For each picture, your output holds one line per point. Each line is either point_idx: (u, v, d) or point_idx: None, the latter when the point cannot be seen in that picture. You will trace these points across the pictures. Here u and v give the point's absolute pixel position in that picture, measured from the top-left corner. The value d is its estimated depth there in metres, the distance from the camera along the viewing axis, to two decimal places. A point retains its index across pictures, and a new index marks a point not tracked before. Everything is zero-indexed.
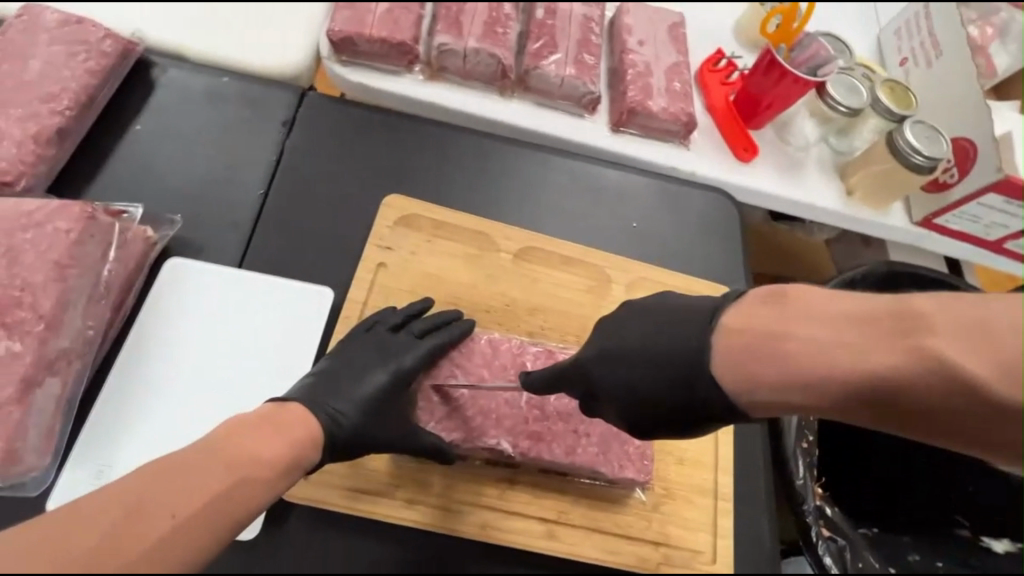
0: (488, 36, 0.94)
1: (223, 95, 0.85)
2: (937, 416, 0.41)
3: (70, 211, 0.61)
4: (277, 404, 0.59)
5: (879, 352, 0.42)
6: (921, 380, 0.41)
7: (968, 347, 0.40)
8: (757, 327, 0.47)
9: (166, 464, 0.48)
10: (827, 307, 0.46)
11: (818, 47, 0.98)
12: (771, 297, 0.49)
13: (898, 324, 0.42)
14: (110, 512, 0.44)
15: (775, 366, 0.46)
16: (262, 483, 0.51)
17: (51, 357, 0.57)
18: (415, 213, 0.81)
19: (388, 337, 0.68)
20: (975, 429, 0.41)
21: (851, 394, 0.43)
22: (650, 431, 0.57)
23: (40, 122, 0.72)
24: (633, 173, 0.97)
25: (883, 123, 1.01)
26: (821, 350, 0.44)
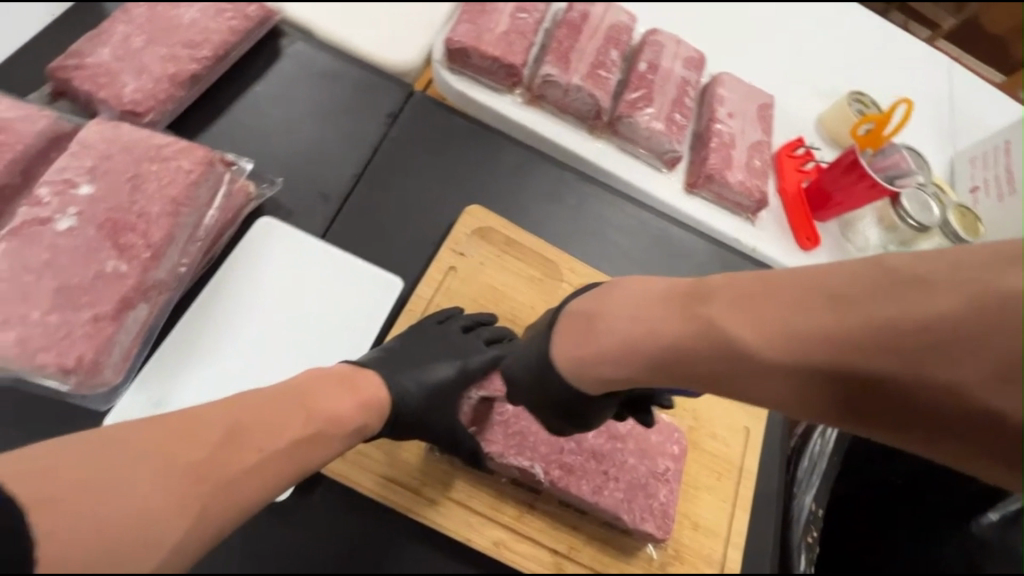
0: (592, 77, 0.98)
1: (339, 76, 0.91)
2: (725, 376, 0.48)
3: (195, 153, 0.66)
4: (354, 366, 0.64)
5: (669, 322, 0.51)
6: (695, 343, 0.49)
7: (728, 311, 0.48)
8: (589, 311, 0.59)
9: (263, 399, 0.54)
10: (650, 292, 0.56)
11: (900, 158, 1.02)
12: (605, 287, 0.60)
13: (687, 297, 0.51)
14: (210, 428, 0.49)
15: (598, 342, 0.56)
16: (333, 439, 0.57)
17: (148, 285, 0.60)
18: (491, 227, 0.84)
19: (456, 335, 0.71)
20: (745, 385, 0.47)
21: (658, 362, 0.52)
22: (565, 428, 0.65)
23: (179, 65, 0.77)
24: (696, 236, 1.01)
25: (947, 244, 1.02)
26: (628, 322, 0.54)
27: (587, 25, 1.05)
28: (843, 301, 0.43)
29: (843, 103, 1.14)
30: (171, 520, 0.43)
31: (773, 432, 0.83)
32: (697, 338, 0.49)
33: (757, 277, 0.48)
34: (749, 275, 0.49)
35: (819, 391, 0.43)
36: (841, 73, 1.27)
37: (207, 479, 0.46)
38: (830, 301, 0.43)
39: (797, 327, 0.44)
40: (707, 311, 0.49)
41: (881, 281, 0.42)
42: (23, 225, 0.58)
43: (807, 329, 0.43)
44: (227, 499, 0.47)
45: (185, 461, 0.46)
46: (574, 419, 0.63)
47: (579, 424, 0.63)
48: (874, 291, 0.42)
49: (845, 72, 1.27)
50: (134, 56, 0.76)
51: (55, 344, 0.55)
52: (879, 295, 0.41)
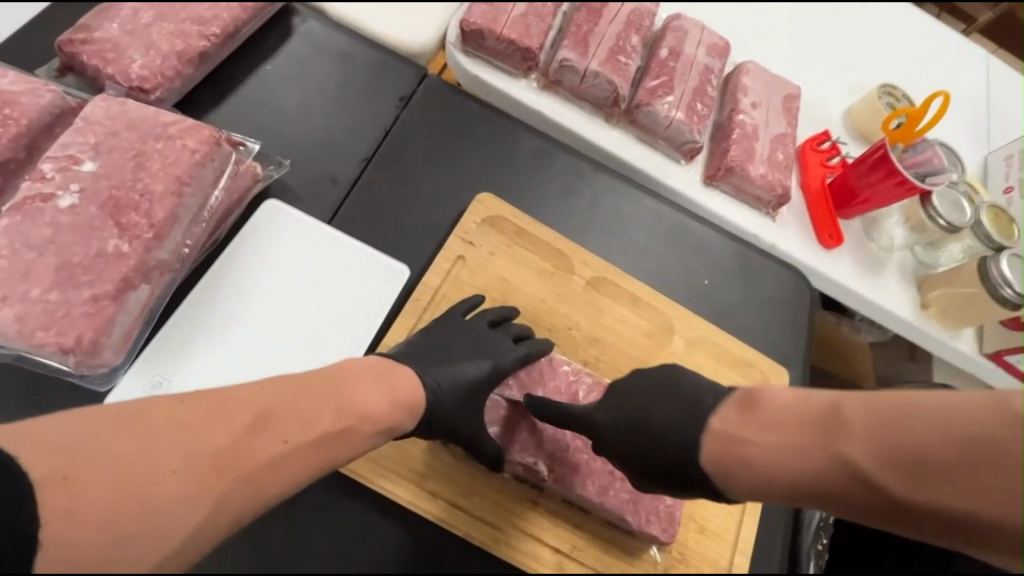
0: (611, 62, 0.95)
1: (351, 57, 0.88)
2: (869, 512, 0.49)
3: (201, 131, 0.64)
4: (391, 360, 0.66)
5: (818, 458, 0.51)
6: (849, 485, 0.49)
7: (884, 455, 0.47)
8: (728, 432, 0.58)
9: (294, 390, 0.56)
10: (789, 412, 0.55)
11: (933, 154, 0.96)
12: (742, 403, 0.59)
13: (833, 429, 0.51)
14: (238, 418, 0.51)
15: (742, 468, 0.56)
16: (363, 435, 0.58)
17: (150, 265, 0.59)
18: (502, 216, 0.82)
19: (487, 331, 0.72)
20: (909, 527, 0.47)
21: (796, 491, 0.53)
22: (650, 486, 0.65)
23: (187, 41, 0.75)
24: (714, 232, 0.98)
25: (979, 247, 0.98)
26: (775, 451, 0.54)
27: (607, 8, 1.01)
28: (983, 452, 0.44)
29: (872, 97, 1.09)
30: (186, 512, 0.46)
31: None
32: (838, 476, 0.50)
33: (909, 416, 0.48)
34: (902, 410, 0.48)
35: (957, 533, 0.45)
36: (871, 65, 1.22)
37: (227, 471, 0.49)
38: (970, 451, 0.44)
39: (939, 476, 0.45)
40: (858, 452, 0.49)
41: (1015, 430, 0.44)
42: (26, 201, 0.57)
43: (954, 474, 0.45)
44: (243, 493, 0.49)
45: (212, 449, 0.49)
46: (670, 484, 0.63)
47: (672, 489, 0.63)
48: (1010, 442, 0.43)
49: (875, 64, 1.22)
50: (142, 31, 0.74)
51: (55, 322, 0.54)
52: (1017, 446, 0.43)
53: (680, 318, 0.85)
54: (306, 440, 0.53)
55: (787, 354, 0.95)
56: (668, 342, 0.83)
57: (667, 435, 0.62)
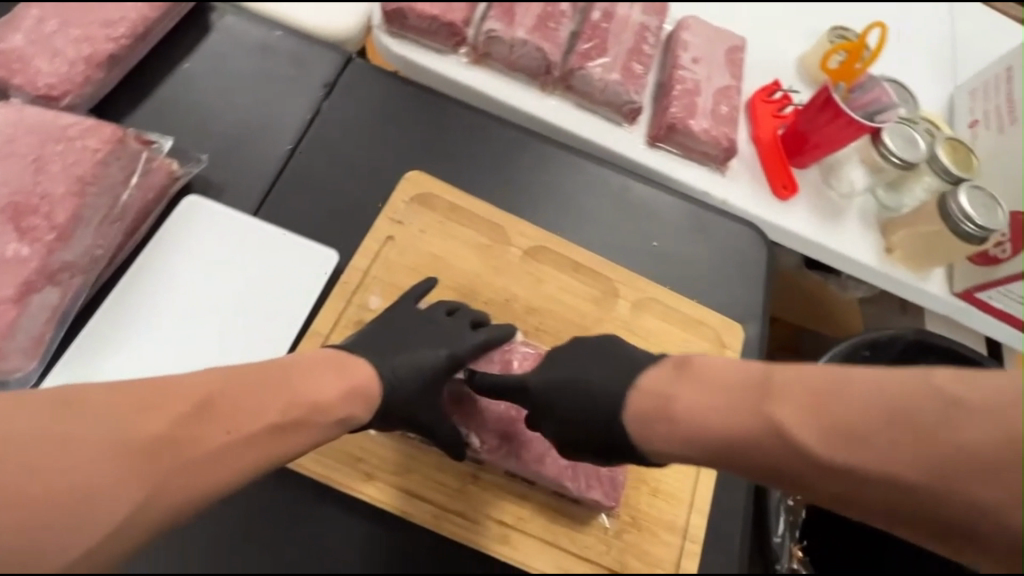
0: (539, 29, 0.93)
1: (272, 48, 0.87)
2: (780, 473, 0.46)
3: (103, 131, 0.65)
4: (342, 351, 0.62)
5: (741, 417, 0.48)
6: (766, 444, 0.47)
7: (806, 417, 0.45)
8: (657, 393, 0.55)
9: (239, 376, 0.52)
10: (720, 372, 0.52)
11: (881, 92, 0.95)
12: (676, 365, 0.56)
13: (759, 390, 0.48)
14: (177, 404, 0.48)
15: (664, 427, 0.53)
16: (314, 428, 0.54)
17: (54, 268, 0.61)
18: (432, 193, 0.80)
19: (442, 319, 0.67)
20: (819, 488, 0.45)
21: (716, 452, 0.50)
22: (582, 457, 0.62)
23: (95, 46, 0.75)
24: (664, 192, 0.94)
25: (938, 183, 0.94)
26: (701, 411, 0.51)
27: None
28: (900, 420, 0.42)
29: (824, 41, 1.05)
30: (115, 501, 0.44)
31: None
32: (759, 437, 0.47)
33: (838, 380, 0.45)
34: (833, 374, 0.46)
35: (863, 499, 0.43)
36: (822, 10, 1.17)
37: (159, 460, 0.46)
38: (890, 422, 0.42)
39: (853, 443, 0.43)
40: (781, 412, 0.46)
41: (938, 404, 0.41)
42: None
43: (873, 440, 0.42)
44: (180, 484, 0.47)
45: (146, 436, 0.46)
46: (599, 454, 0.60)
47: (600, 458, 0.60)
48: (929, 415, 0.41)
49: (827, 8, 1.18)
50: (49, 40, 0.75)
51: None
52: (939, 420, 0.41)
53: (625, 282, 0.83)
54: (250, 431, 0.50)
55: (742, 308, 0.90)
56: (613, 307, 0.81)
57: (599, 400, 0.58)
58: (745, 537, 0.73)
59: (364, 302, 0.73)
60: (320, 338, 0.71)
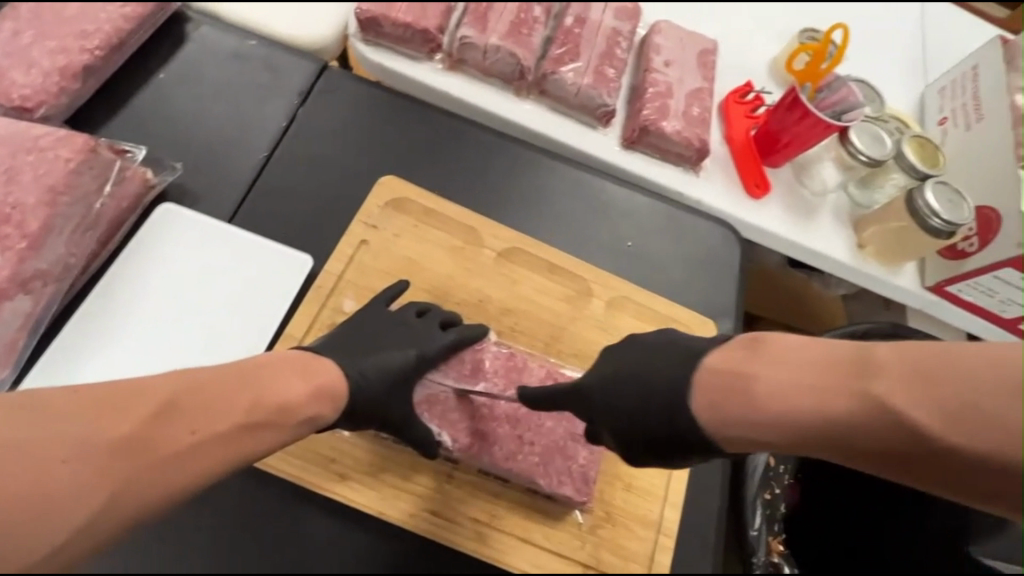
0: (513, 35, 0.94)
1: (247, 57, 0.88)
2: (886, 456, 0.44)
3: (75, 141, 0.66)
4: (311, 353, 0.63)
5: (836, 395, 0.46)
6: (866, 423, 0.44)
7: (913, 393, 0.42)
8: (734, 371, 0.52)
9: (205, 379, 0.53)
10: (803, 350, 0.50)
11: (847, 91, 0.96)
12: (748, 342, 0.53)
13: (856, 367, 0.46)
14: (141, 405, 0.49)
15: (745, 408, 0.50)
16: (280, 428, 0.55)
17: (26, 276, 0.61)
18: (407, 197, 0.82)
19: (413, 320, 0.69)
20: (923, 467, 0.42)
21: (810, 433, 0.47)
22: (636, 460, 0.59)
23: (69, 57, 0.76)
24: (638, 193, 0.95)
25: (906, 180, 0.96)
26: (789, 390, 0.48)
27: None
28: None
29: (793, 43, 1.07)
30: (79, 501, 0.45)
31: None
32: (862, 415, 0.44)
33: (949, 355, 0.42)
34: (939, 350, 0.43)
35: (984, 483, 0.41)
36: (793, 13, 1.20)
37: (125, 463, 0.47)
38: (1015, 400, 0.39)
39: (973, 422, 0.40)
40: (885, 389, 0.43)
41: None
42: None
43: (996, 419, 0.40)
44: (146, 484, 0.48)
45: (111, 438, 0.47)
46: (660, 455, 0.57)
47: (662, 460, 0.57)
48: None
49: (798, 11, 1.20)
50: (24, 52, 0.76)
51: None
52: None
53: (599, 281, 0.84)
54: (216, 431, 0.51)
55: (715, 306, 0.92)
56: (587, 306, 0.83)
57: (657, 395, 0.56)
58: (720, 530, 0.74)
59: (338, 305, 0.74)
60: (294, 341, 0.72)
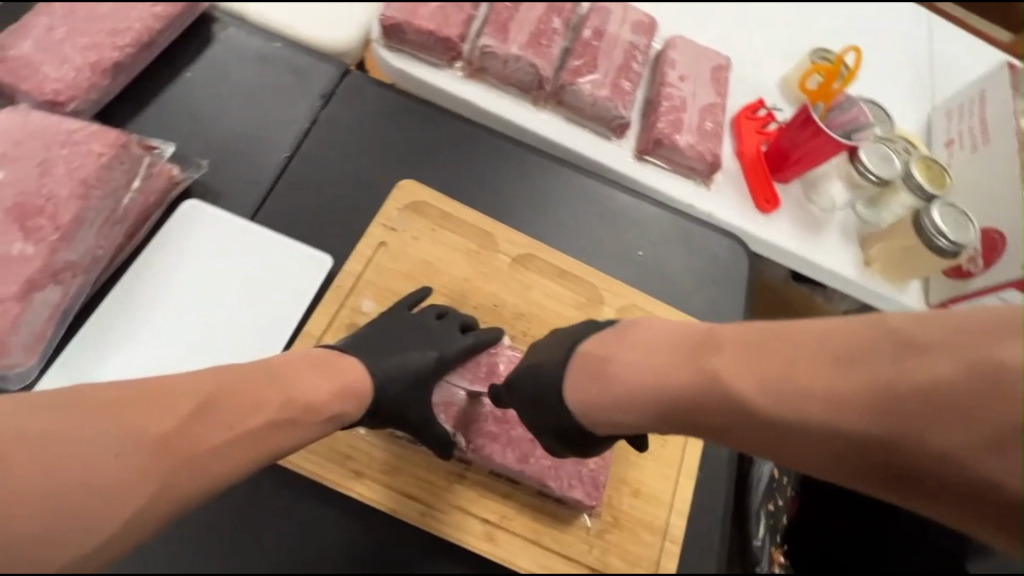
0: (532, 46, 0.96)
1: (272, 59, 0.90)
2: (723, 427, 0.50)
3: (108, 136, 0.68)
4: (335, 351, 0.64)
5: (676, 374, 0.53)
6: (700, 396, 0.51)
7: (736, 366, 0.49)
8: (600, 357, 0.60)
9: (239, 377, 0.54)
10: (659, 336, 0.57)
11: (858, 112, 0.99)
12: (616, 332, 0.61)
13: (695, 347, 0.53)
14: (181, 402, 0.50)
15: (606, 389, 0.58)
16: (310, 424, 0.57)
17: (58, 267, 0.63)
18: (425, 201, 0.83)
19: (432, 323, 0.70)
20: (748, 435, 0.49)
21: (670, 410, 0.54)
22: (561, 451, 0.65)
23: (101, 53, 0.78)
24: (650, 203, 0.97)
25: (913, 200, 0.98)
26: (639, 371, 0.56)
27: None
28: (823, 362, 0.45)
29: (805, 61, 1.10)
30: (128, 492, 0.46)
31: None
32: (702, 389, 0.51)
33: (765, 333, 0.49)
34: (758, 328, 0.50)
35: (798, 447, 0.46)
36: (805, 34, 1.22)
37: (164, 460, 0.48)
38: (826, 363, 0.45)
39: (788, 386, 0.46)
40: (712, 364, 0.51)
41: (876, 343, 0.44)
42: None
43: (798, 386, 0.46)
44: (191, 478, 0.49)
45: (155, 433, 0.48)
46: (576, 445, 0.63)
47: (573, 448, 0.63)
48: (847, 354, 0.44)
49: (809, 32, 1.23)
50: (56, 47, 0.77)
51: None
52: (877, 356, 0.43)
53: (610, 290, 0.86)
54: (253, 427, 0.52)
55: (725, 317, 0.93)
56: (598, 314, 0.84)
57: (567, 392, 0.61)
58: (724, 538, 0.75)
59: (357, 305, 0.76)
60: (312, 339, 0.73)
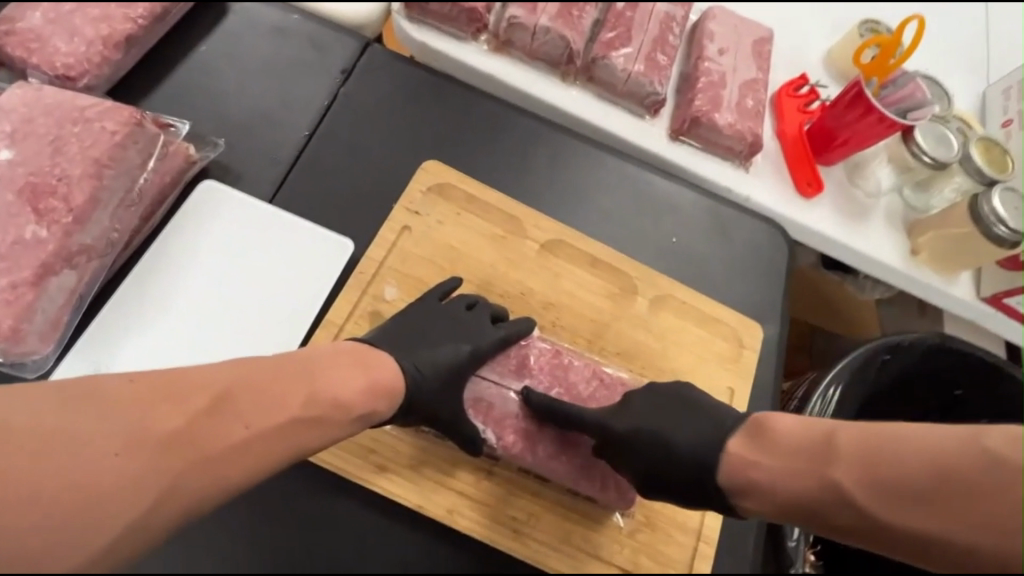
0: (562, 16, 0.90)
1: (289, 31, 0.86)
2: (863, 538, 0.49)
3: (121, 113, 0.64)
4: (362, 344, 0.62)
5: (804, 482, 0.52)
6: (829, 506, 0.50)
7: (862, 479, 0.48)
8: (737, 456, 0.58)
9: (259, 373, 0.52)
10: (789, 437, 0.55)
11: (915, 88, 0.91)
12: (750, 429, 0.59)
13: (818, 455, 0.52)
14: (197, 397, 0.49)
15: (746, 489, 0.57)
16: (335, 424, 0.54)
17: (72, 250, 0.61)
18: (451, 183, 0.79)
19: (462, 313, 0.67)
20: (884, 546, 0.47)
21: (802, 515, 0.53)
22: (653, 495, 0.64)
23: (112, 26, 0.75)
24: (685, 187, 0.92)
25: (969, 184, 0.91)
26: (773, 476, 0.54)
27: None
28: (950, 482, 0.44)
29: (854, 34, 1.02)
30: (129, 496, 0.44)
31: (756, 389, 0.83)
32: (821, 498, 0.50)
33: (888, 444, 0.48)
34: (880, 438, 0.49)
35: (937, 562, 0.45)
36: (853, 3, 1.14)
37: (176, 456, 0.46)
38: (941, 489, 0.45)
39: (910, 506, 0.46)
40: (838, 476, 0.49)
41: (986, 468, 0.43)
42: None
43: (925, 502, 0.45)
44: (201, 480, 0.47)
45: (165, 431, 0.47)
46: (679, 495, 0.62)
47: (677, 497, 0.62)
48: (977, 476, 0.43)
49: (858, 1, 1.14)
50: (66, 19, 0.74)
51: None
52: (986, 480, 0.43)
53: (644, 279, 0.81)
54: (271, 426, 0.50)
55: (762, 309, 0.88)
56: (629, 304, 0.80)
57: (677, 444, 0.61)
58: (760, 539, 0.72)
59: (379, 293, 0.73)
60: (334, 328, 0.70)
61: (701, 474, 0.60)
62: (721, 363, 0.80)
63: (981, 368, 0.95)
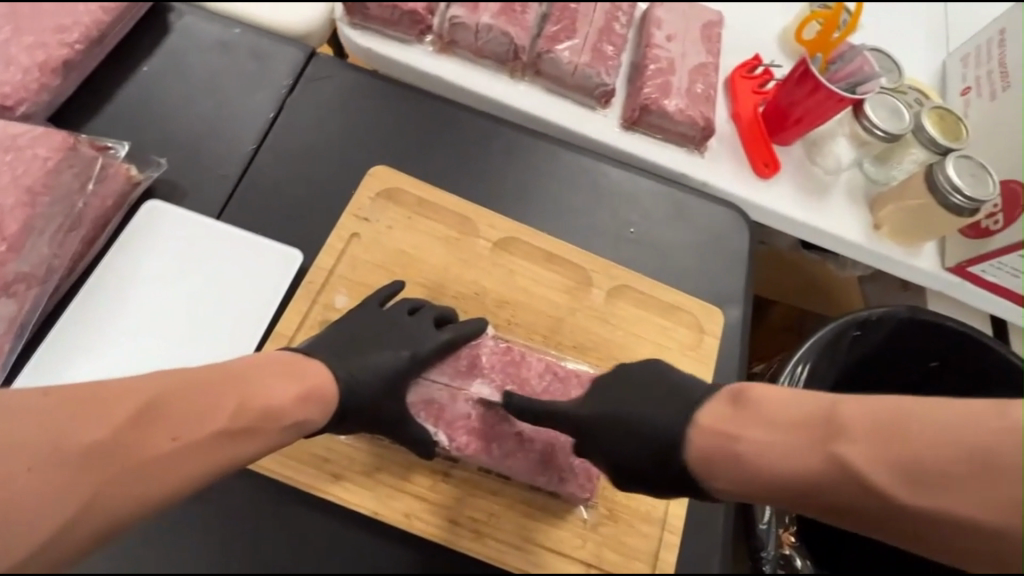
0: (504, 13, 0.90)
1: (231, 45, 0.86)
2: (862, 515, 0.46)
3: (53, 139, 0.66)
4: (300, 355, 0.61)
5: (806, 457, 0.48)
6: (833, 482, 0.47)
7: (872, 453, 0.45)
8: (723, 432, 0.54)
9: (186, 384, 0.52)
10: (784, 408, 0.52)
11: (863, 62, 0.92)
12: (734, 400, 0.56)
13: (824, 429, 0.48)
14: (119, 409, 0.49)
15: (732, 468, 0.53)
16: (266, 434, 0.54)
17: (9, 280, 0.61)
18: (400, 187, 0.79)
19: (403, 317, 0.67)
20: (885, 524, 0.45)
21: (797, 492, 0.49)
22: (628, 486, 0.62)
23: (47, 52, 0.75)
24: (639, 175, 0.91)
25: (926, 155, 0.91)
26: (767, 451, 0.51)
27: None
28: (975, 458, 0.42)
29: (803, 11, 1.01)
30: (54, 506, 0.46)
31: (720, 374, 0.82)
32: (825, 474, 0.47)
33: (902, 415, 0.45)
34: (893, 408, 0.46)
35: (945, 540, 0.43)
36: None
37: (98, 468, 0.47)
38: (960, 462, 0.42)
39: (923, 482, 0.43)
40: (847, 450, 0.46)
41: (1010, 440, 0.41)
42: None
43: (944, 478, 0.42)
44: (125, 492, 0.48)
45: (87, 443, 0.47)
46: (643, 484, 0.61)
47: (646, 487, 0.60)
48: (1006, 451, 0.41)
49: None
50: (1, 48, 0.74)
51: None
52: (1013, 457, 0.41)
53: (600, 270, 0.81)
54: (198, 437, 0.50)
55: (723, 292, 0.87)
56: (586, 297, 0.80)
57: (649, 430, 0.59)
58: (728, 524, 0.71)
59: (330, 301, 0.73)
60: (285, 339, 0.70)
61: (661, 458, 0.58)
62: (682, 350, 0.80)
63: (956, 337, 0.93)
